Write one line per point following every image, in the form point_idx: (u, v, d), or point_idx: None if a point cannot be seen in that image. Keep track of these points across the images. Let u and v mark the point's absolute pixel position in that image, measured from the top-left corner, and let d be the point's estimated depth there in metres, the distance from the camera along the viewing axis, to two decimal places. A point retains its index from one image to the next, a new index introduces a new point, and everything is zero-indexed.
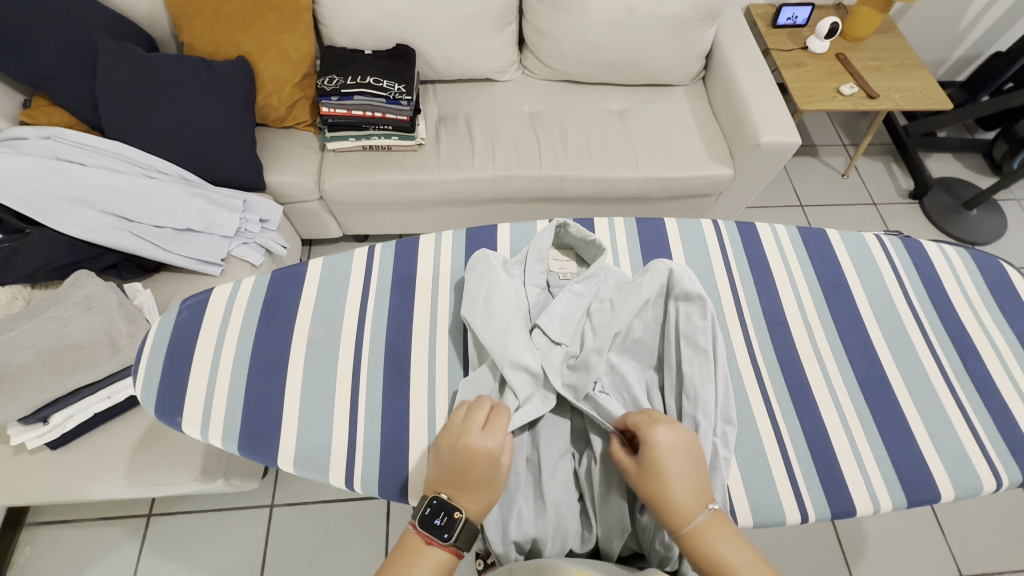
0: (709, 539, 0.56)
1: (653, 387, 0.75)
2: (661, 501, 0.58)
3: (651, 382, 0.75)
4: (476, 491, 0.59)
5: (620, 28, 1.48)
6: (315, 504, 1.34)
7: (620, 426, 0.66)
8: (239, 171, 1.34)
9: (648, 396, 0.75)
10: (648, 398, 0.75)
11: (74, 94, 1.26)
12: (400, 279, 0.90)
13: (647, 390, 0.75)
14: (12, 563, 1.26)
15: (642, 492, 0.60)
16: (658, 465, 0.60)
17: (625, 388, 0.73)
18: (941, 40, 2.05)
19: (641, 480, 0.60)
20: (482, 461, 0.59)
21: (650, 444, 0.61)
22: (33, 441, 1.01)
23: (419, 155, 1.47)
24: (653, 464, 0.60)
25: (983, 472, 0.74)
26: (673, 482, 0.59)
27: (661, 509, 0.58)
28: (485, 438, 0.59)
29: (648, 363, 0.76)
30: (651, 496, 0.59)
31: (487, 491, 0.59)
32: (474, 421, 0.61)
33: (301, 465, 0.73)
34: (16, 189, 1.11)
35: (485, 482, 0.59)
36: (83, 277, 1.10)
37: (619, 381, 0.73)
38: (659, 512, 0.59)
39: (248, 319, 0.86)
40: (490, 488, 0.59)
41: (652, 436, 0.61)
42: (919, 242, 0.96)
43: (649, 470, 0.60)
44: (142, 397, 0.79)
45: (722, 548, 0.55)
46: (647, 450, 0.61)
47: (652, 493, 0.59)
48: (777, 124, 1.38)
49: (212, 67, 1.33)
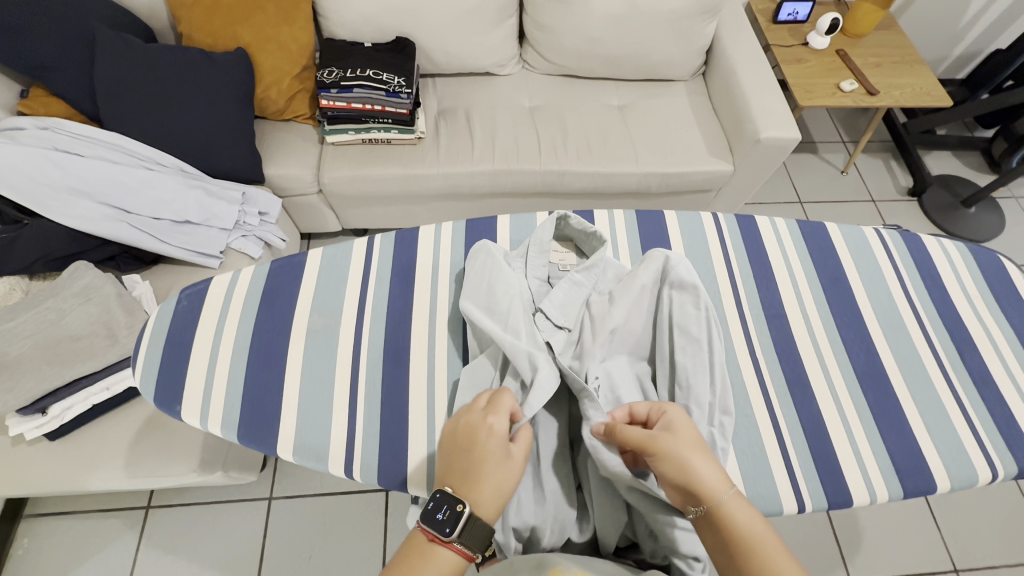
0: (744, 509, 0.53)
1: (645, 379, 0.75)
2: (699, 465, 0.55)
3: (642, 374, 0.75)
4: (484, 485, 0.57)
5: (620, 22, 1.48)
6: (313, 498, 1.34)
7: (623, 413, 0.64)
8: (237, 163, 1.34)
9: (640, 387, 0.75)
10: (640, 390, 0.74)
11: (72, 84, 1.25)
12: (400, 270, 0.90)
13: (638, 382, 0.75)
14: (10, 555, 1.27)
15: (678, 458, 0.56)
16: (687, 432, 0.58)
17: (618, 380, 0.72)
18: (941, 37, 2.05)
19: (677, 444, 0.56)
20: (488, 449, 0.59)
21: (673, 414, 0.60)
22: (31, 432, 1.01)
23: (419, 148, 1.46)
24: (684, 431, 0.58)
25: (979, 464, 0.74)
26: (705, 450, 0.57)
27: (699, 474, 0.54)
28: (487, 418, 0.61)
29: (641, 355, 0.77)
30: (687, 459, 0.55)
31: (494, 480, 0.57)
32: (476, 404, 0.64)
33: (301, 454, 0.73)
34: (14, 180, 1.10)
35: (493, 474, 0.58)
36: (82, 268, 1.10)
37: (611, 374, 0.73)
38: (695, 478, 0.54)
39: (247, 309, 0.85)
40: (500, 484, 0.58)
41: (673, 409, 0.61)
42: (917, 236, 0.97)
43: (682, 435, 0.57)
44: (142, 386, 0.79)
45: (755, 518, 0.53)
46: (674, 419, 0.60)
47: (688, 458, 0.55)
48: (777, 119, 1.38)
49: (211, 58, 1.32)
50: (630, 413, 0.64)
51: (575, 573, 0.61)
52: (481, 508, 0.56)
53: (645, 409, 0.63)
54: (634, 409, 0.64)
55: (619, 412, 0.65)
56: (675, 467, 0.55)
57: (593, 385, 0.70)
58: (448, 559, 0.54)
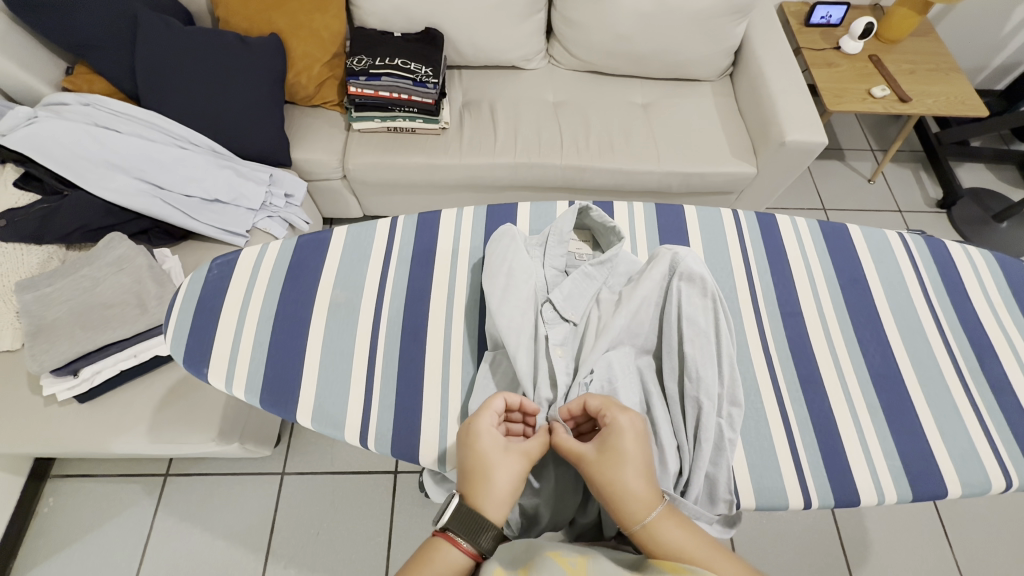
0: (669, 529, 0.53)
1: (648, 372, 0.76)
2: (623, 488, 0.54)
3: (645, 367, 0.76)
4: (479, 481, 0.56)
5: (649, 19, 1.47)
6: (324, 475, 1.38)
7: (577, 407, 0.64)
8: (266, 146, 1.37)
9: (641, 380, 0.75)
10: (641, 383, 0.75)
11: (114, 63, 1.30)
12: (422, 251, 0.92)
13: (639, 374, 0.75)
14: (36, 512, 1.33)
15: (597, 483, 0.56)
16: (617, 454, 0.56)
17: (618, 371, 0.73)
18: (982, 45, 1.99)
19: (599, 468, 0.56)
20: (477, 448, 0.58)
21: (605, 431, 0.59)
22: (63, 393, 1.05)
23: (442, 138, 1.48)
24: (620, 448, 0.56)
25: (993, 471, 0.73)
26: (639, 466, 0.56)
27: (617, 500, 0.54)
28: (472, 417, 0.62)
29: (646, 349, 0.78)
30: (611, 481, 0.55)
31: (487, 473, 0.56)
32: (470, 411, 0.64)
33: (319, 421, 0.77)
34: (56, 152, 1.16)
35: (486, 467, 0.57)
36: (116, 239, 1.15)
37: (612, 368, 0.73)
38: (614, 503, 0.55)
39: (274, 280, 0.88)
40: (495, 480, 0.56)
41: (613, 423, 0.59)
42: (942, 241, 0.95)
43: (615, 454, 0.56)
44: (172, 347, 0.83)
45: (682, 538, 0.52)
46: (614, 434, 0.58)
47: (609, 481, 0.55)
48: (804, 123, 1.37)
49: (245, 42, 1.36)
50: (583, 406, 0.63)
51: (574, 558, 0.53)
52: (474, 502, 0.55)
53: (596, 406, 0.62)
54: (586, 403, 0.63)
55: (574, 404, 0.64)
56: (600, 487, 0.56)
57: (584, 378, 0.71)
58: (448, 556, 0.52)
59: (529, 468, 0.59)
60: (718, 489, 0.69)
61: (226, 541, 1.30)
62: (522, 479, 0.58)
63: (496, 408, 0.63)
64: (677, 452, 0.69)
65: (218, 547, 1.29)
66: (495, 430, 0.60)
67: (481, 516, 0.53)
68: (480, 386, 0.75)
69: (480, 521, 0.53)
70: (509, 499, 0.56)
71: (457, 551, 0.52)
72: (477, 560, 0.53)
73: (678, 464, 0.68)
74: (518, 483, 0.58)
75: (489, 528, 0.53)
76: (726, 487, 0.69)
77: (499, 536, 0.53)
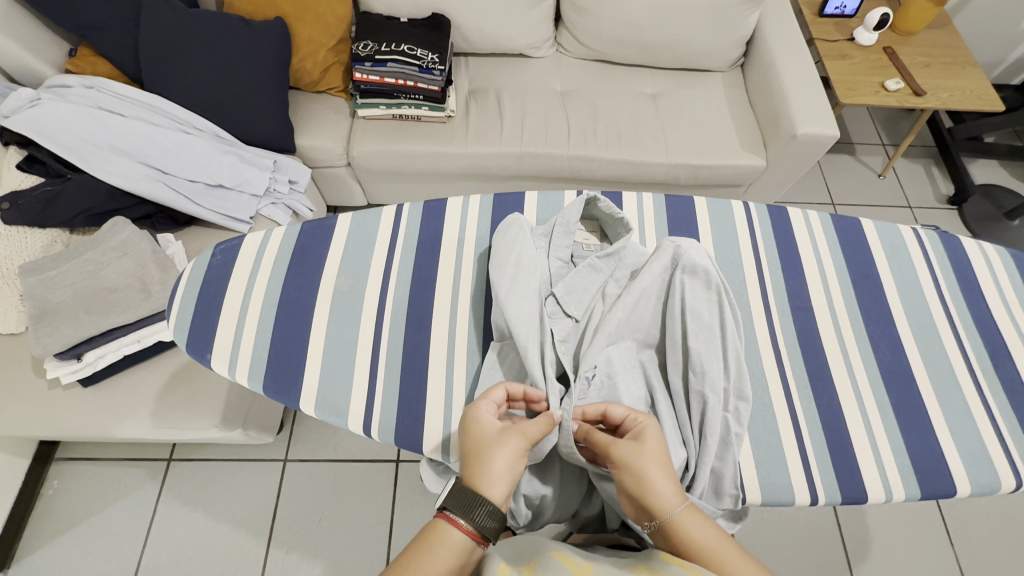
0: (696, 521, 0.52)
1: (650, 366, 0.75)
2: (655, 479, 0.54)
3: (647, 361, 0.76)
4: (475, 461, 0.55)
5: (660, 8, 1.44)
6: (326, 463, 1.38)
7: (598, 412, 0.63)
8: (270, 132, 1.36)
9: (644, 374, 0.75)
10: (644, 379, 0.74)
11: (117, 45, 1.28)
12: (427, 239, 0.91)
13: (641, 368, 0.75)
14: (41, 493, 1.34)
15: (636, 468, 0.55)
16: (653, 448, 0.56)
17: (619, 366, 0.73)
18: (999, 39, 1.95)
19: (640, 454, 0.55)
20: (474, 432, 0.58)
21: (638, 427, 0.59)
22: (66, 377, 1.05)
23: (448, 127, 1.46)
24: (652, 443, 0.56)
25: (1003, 471, 0.72)
26: (668, 463, 0.56)
27: (654, 488, 0.53)
28: (471, 404, 0.62)
29: (648, 343, 0.77)
30: (644, 470, 0.54)
31: (484, 453, 0.55)
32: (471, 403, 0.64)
33: (322, 409, 0.76)
34: (60, 135, 1.15)
35: (485, 449, 0.56)
36: (120, 223, 1.14)
37: (613, 362, 0.73)
38: (650, 490, 0.53)
39: (278, 266, 0.88)
40: (491, 457, 0.55)
41: (646, 421, 0.59)
42: (956, 238, 0.93)
43: (648, 447, 0.56)
44: (175, 332, 0.83)
45: (709, 531, 0.52)
46: (647, 431, 0.58)
47: (647, 470, 0.54)
48: (816, 115, 1.34)
49: (249, 25, 1.34)
50: (604, 413, 0.62)
51: (579, 559, 0.52)
52: (471, 482, 0.54)
53: (621, 414, 0.61)
54: (609, 411, 0.62)
55: (592, 409, 0.63)
56: (631, 477, 0.55)
57: (587, 373, 0.70)
58: (447, 537, 0.51)
59: (527, 447, 0.57)
60: (723, 484, 0.68)
61: (229, 526, 1.31)
62: (520, 459, 0.56)
63: (495, 396, 0.63)
64: (683, 447, 0.68)
65: (221, 532, 1.30)
66: (492, 415, 0.60)
67: (476, 493, 0.52)
68: (484, 378, 0.75)
69: (471, 496, 0.52)
70: (507, 478, 0.55)
71: (457, 532, 0.51)
72: (478, 542, 0.51)
73: (684, 459, 0.67)
74: (518, 460, 0.56)
75: (482, 503, 0.51)
76: (732, 483, 0.68)
77: (494, 512, 0.52)
